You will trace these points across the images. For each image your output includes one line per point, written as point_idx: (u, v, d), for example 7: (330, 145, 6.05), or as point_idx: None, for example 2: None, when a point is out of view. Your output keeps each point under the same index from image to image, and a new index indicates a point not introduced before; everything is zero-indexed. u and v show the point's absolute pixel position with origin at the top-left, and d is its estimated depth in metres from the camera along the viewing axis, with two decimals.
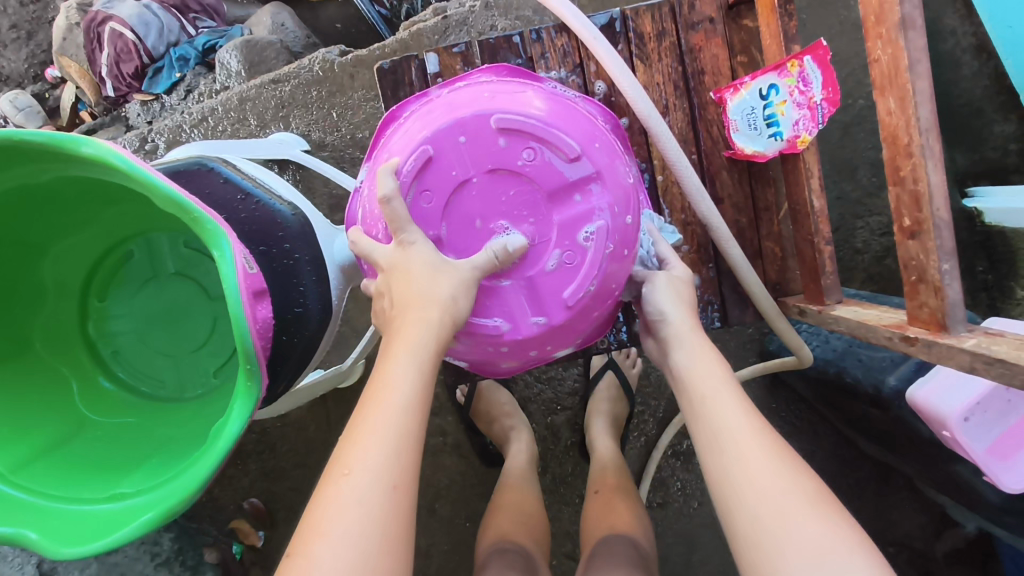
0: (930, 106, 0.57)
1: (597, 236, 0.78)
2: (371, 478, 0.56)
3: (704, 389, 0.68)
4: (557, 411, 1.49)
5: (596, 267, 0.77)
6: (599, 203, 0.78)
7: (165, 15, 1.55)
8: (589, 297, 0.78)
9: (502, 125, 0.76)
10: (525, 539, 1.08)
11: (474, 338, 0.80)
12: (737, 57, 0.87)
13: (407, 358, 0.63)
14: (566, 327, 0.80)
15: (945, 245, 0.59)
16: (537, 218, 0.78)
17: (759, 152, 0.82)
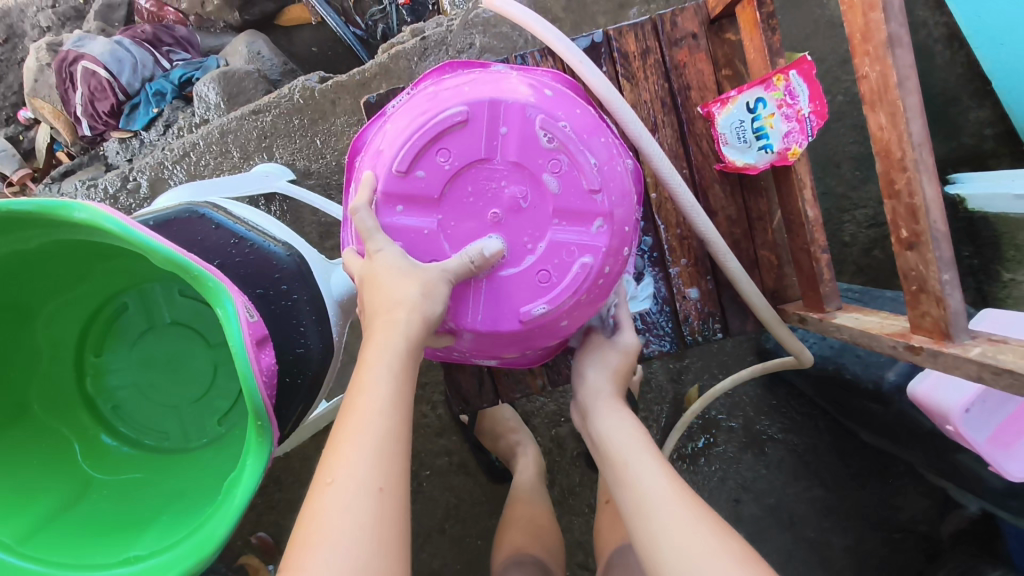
0: (921, 121, 0.57)
1: (554, 132, 0.71)
2: (356, 483, 0.55)
3: (618, 446, 0.75)
4: (561, 422, 1.50)
5: (575, 145, 0.71)
6: (527, 107, 0.71)
7: (139, 50, 1.54)
8: (602, 172, 0.72)
9: (395, 165, 0.72)
10: (539, 549, 1.09)
11: (579, 304, 0.74)
12: (722, 71, 0.86)
13: (380, 359, 0.62)
14: (619, 210, 0.73)
15: (945, 257, 0.59)
16: (509, 174, 0.72)
17: (750, 164, 0.83)
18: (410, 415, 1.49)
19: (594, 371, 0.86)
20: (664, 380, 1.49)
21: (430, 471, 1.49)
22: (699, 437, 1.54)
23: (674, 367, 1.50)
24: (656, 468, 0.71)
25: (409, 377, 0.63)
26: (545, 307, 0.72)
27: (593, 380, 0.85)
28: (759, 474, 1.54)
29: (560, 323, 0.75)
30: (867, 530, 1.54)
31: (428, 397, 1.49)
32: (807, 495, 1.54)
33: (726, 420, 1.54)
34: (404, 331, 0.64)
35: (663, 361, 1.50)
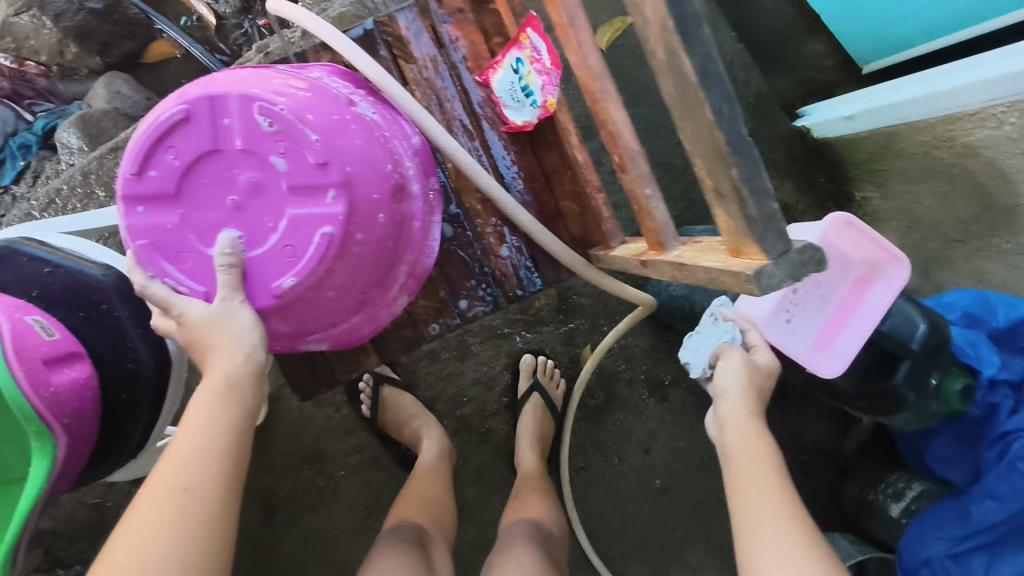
0: (595, 52, 0.63)
1: (272, 115, 0.72)
2: (165, 488, 0.65)
3: (748, 452, 0.85)
4: (464, 403, 1.54)
5: (296, 125, 0.72)
6: (243, 95, 0.72)
7: None
8: (327, 145, 0.72)
9: (129, 170, 0.74)
10: (423, 518, 1.18)
11: (333, 272, 0.74)
12: (494, 39, 0.92)
13: (206, 387, 0.71)
14: (354, 177, 0.73)
15: (644, 172, 0.65)
16: (241, 161, 0.73)
17: (527, 121, 0.88)
18: (316, 419, 1.52)
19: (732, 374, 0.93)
20: (557, 346, 1.55)
21: (346, 471, 1.53)
22: (598, 393, 1.58)
23: (566, 331, 1.55)
24: (776, 483, 0.80)
25: (235, 404, 0.71)
26: (291, 281, 0.73)
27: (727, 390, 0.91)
28: (663, 421, 1.59)
29: (322, 294, 0.75)
30: None
31: (331, 400, 1.53)
32: (713, 434, 1.61)
33: (623, 371, 1.58)
34: (225, 367, 0.72)
35: (554, 328, 1.55)
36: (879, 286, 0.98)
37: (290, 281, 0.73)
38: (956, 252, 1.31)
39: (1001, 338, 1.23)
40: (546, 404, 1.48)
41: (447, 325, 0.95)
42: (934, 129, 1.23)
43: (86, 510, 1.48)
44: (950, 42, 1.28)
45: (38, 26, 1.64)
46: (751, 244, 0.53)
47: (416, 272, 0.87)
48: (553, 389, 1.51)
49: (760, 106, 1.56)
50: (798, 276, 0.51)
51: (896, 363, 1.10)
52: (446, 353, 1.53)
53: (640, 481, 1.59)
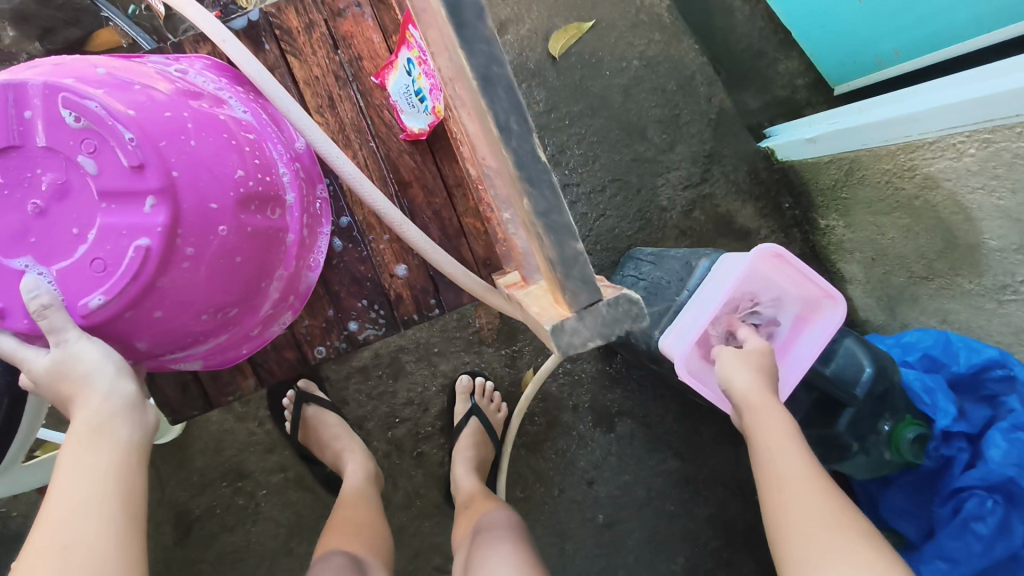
0: (446, 55, 0.54)
1: (78, 108, 0.63)
2: (43, 553, 0.54)
3: (771, 437, 0.77)
4: (396, 424, 1.44)
5: (105, 121, 0.63)
6: (46, 84, 0.63)
7: None
8: (146, 147, 0.64)
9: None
10: (359, 545, 1.04)
11: (158, 291, 0.67)
12: (392, 37, 0.84)
13: (74, 438, 0.62)
14: (179, 184, 0.65)
15: (504, 199, 0.61)
16: (44, 160, 0.65)
17: (422, 128, 0.81)
18: (238, 434, 1.42)
19: (740, 373, 0.84)
20: (498, 368, 1.45)
21: (267, 490, 1.43)
22: (540, 419, 1.49)
23: (509, 352, 1.46)
24: (814, 476, 0.72)
25: (108, 443, 0.63)
26: (100, 300, 0.64)
27: (743, 381, 0.82)
28: (609, 452, 1.49)
29: (149, 315, 0.68)
30: (729, 498, 1.52)
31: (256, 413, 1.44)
32: (663, 468, 1.51)
33: (568, 399, 1.49)
34: (91, 407, 0.64)
35: (497, 349, 1.46)
36: (816, 324, 0.91)
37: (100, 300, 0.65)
38: (920, 289, 1.21)
39: (961, 386, 1.13)
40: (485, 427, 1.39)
41: (332, 349, 0.91)
42: (895, 157, 1.14)
43: None
44: (927, 62, 1.18)
45: None
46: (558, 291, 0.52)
47: (284, 291, 0.84)
48: (494, 413, 1.42)
49: (725, 124, 1.48)
50: (607, 334, 0.50)
51: (839, 410, 1.01)
52: (378, 370, 1.43)
53: (582, 514, 1.49)
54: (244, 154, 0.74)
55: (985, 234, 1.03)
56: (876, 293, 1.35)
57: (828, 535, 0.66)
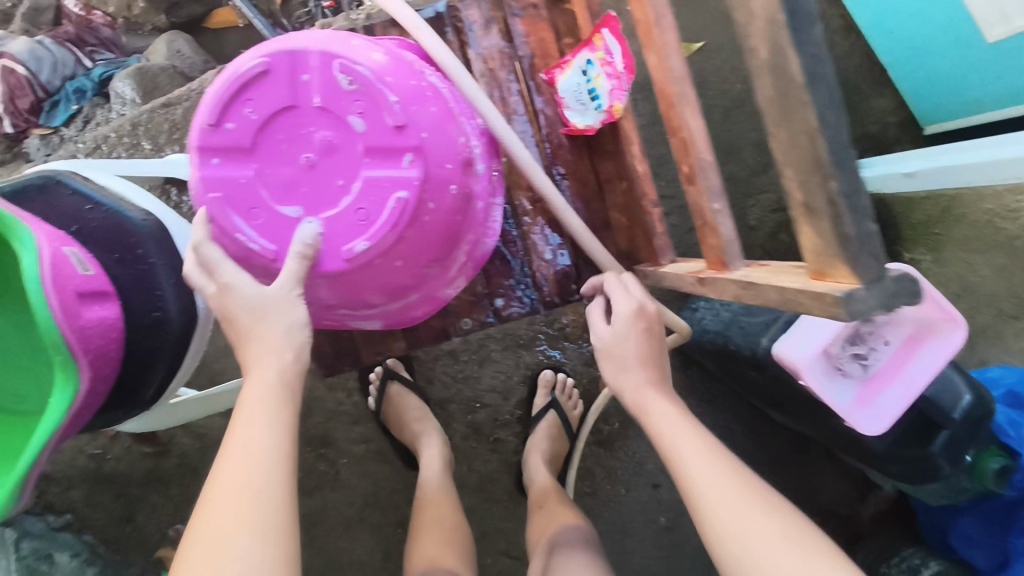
0: (679, 57, 0.60)
1: (352, 74, 0.75)
2: (241, 444, 0.65)
3: (676, 445, 0.76)
4: (477, 408, 1.50)
5: (373, 84, 0.75)
6: (324, 53, 0.75)
7: (59, 50, 1.58)
8: (406, 111, 0.75)
9: (205, 121, 0.77)
10: (453, 560, 1.09)
11: (403, 239, 0.77)
12: (565, 39, 0.90)
13: (261, 347, 0.71)
14: (430, 143, 0.76)
15: (713, 186, 0.62)
16: (317, 120, 0.77)
17: (589, 125, 0.86)
18: (326, 401, 1.49)
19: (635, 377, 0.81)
20: (578, 366, 1.51)
21: (348, 460, 1.50)
22: (614, 419, 1.53)
23: (588, 352, 1.52)
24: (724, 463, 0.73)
25: (287, 358, 0.72)
26: (365, 244, 0.75)
27: (639, 385, 0.81)
28: None
29: (393, 261, 0.79)
30: None
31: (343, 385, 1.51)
32: None
33: None
34: (272, 323, 0.72)
35: (578, 347, 1.52)
36: (934, 344, 0.94)
37: (361, 245, 0.76)
38: (1006, 328, 1.27)
39: None
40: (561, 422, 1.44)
41: (479, 321, 0.98)
42: (1000, 197, 1.20)
43: (87, 459, 1.50)
44: None
45: None
46: (842, 266, 0.51)
47: (477, 254, 0.87)
48: (571, 408, 1.47)
49: None
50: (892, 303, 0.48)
51: (935, 431, 1.04)
52: (466, 354, 1.50)
53: (644, 516, 1.53)
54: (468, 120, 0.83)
55: None
56: None
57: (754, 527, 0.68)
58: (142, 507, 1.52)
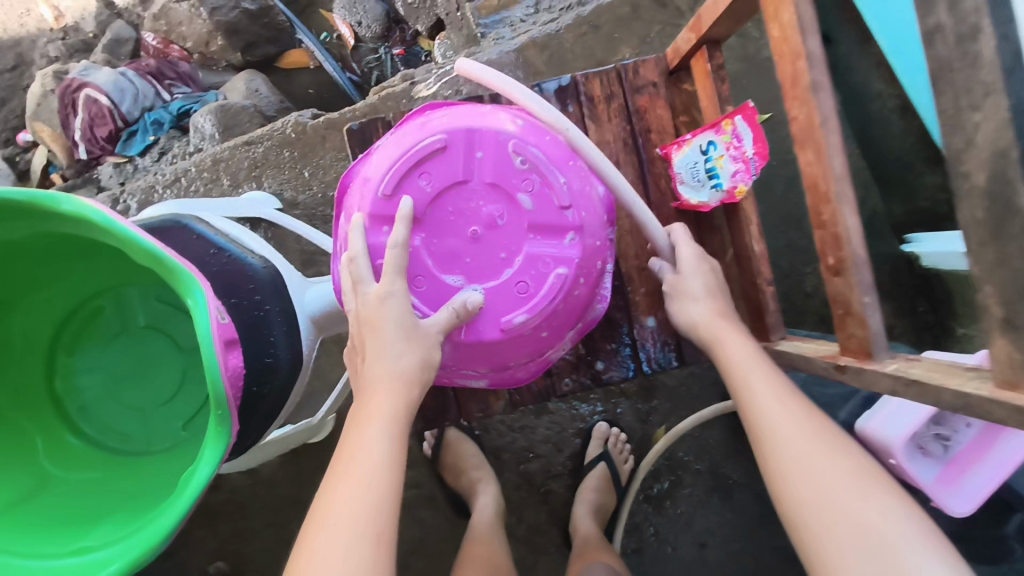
0: (841, 158, 0.64)
1: (526, 153, 0.79)
2: (352, 484, 0.64)
3: (769, 429, 0.70)
4: (530, 458, 1.50)
5: (546, 164, 0.79)
6: (500, 133, 0.80)
7: (141, 82, 1.63)
8: (573, 191, 0.80)
9: (382, 189, 0.81)
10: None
11: (555, 312, 0.82)
12: (680, 117, 0.95)
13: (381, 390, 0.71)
14: (590, 222, 0.81)
15: (865, 281, 0.64)
16: (487, 195, 0.81)
17: (704, 202, 0.89)
18: None
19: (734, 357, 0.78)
20: (632, 421, 1.51)
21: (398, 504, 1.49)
22: (665, 478, 1.54)
23: (643, 408, 1.52)
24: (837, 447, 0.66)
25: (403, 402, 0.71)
26: (526, 316, 0.80)
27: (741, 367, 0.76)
28: (725, 519, 1.53)
29: (539, 332, 0.83)
30: None
31: None
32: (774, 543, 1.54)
33: (692, 462, 1.54)
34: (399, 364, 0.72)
35: (632, 402, 1.52)
36: (1014, 428, 0.97)
37: (519, 316, 0.81)
38: None
39: None
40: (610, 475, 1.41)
41: (578, 381, 1.03)
42: None
43: None
44: None
45: (194, 14, 1.72)
46: None
47: (585, 324, 0.89)
48: (622, 463, 1.44)
49: None
50: None
51: (1010, 515, 1.07)
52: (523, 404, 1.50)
53: None
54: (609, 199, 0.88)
55: None
56: None
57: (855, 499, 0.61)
58: (185, 542, 1.49)
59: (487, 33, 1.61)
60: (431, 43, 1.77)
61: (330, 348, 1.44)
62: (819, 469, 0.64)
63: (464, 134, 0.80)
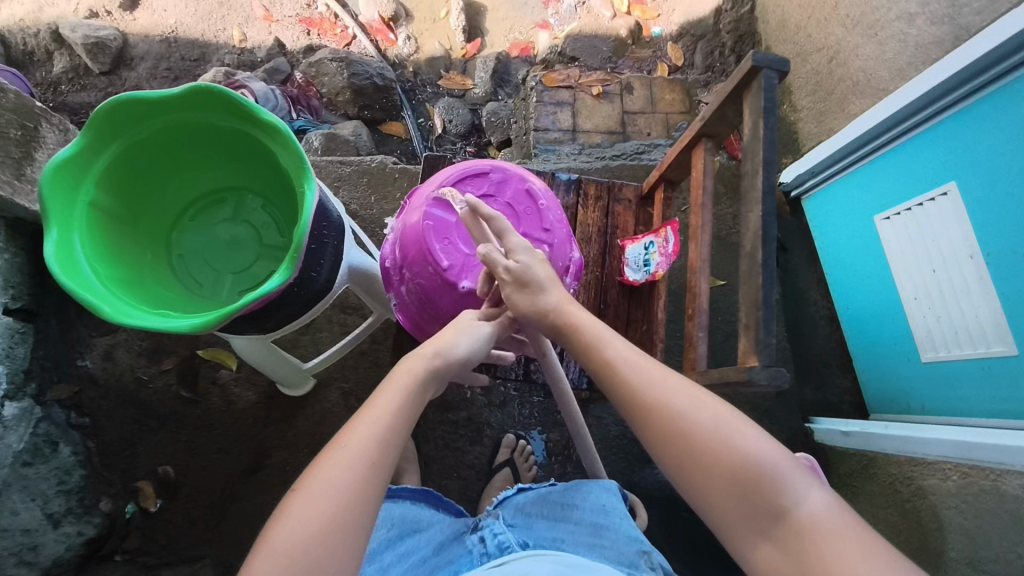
0: (708, 248, 1.05)
1: (532, 191, 1.16)
2: (370, 426, 0.83)
3: (645, 393, 0.86)
4: (453, 476, 1.76)
5: (546, 203, 1.15)
6: (522, 177, 1.16)
7: (281, 100, 2.20)
8: (556, 222, 1.15)
9: (442, 180, 1.12)
10: None
11: None
12: (640, 228, 1.39)
13: (409, 367, 0.92)
14: (560, 244, 1.14)
15: (702, 322, 1.03)
16: (502, 207, 1.14)
17: (637, 279, 1.29)
18: (339, 418, 1.76)
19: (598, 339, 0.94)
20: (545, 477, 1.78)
21: None
22: None
23: (557, 470, 1.79)
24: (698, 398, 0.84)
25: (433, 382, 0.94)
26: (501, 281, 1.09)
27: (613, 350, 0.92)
28: None
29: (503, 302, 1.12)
30: None
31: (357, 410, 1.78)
32: None
33: None
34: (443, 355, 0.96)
35: (551, 461, 1.80)
36: None
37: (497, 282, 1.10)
38: None
39: None
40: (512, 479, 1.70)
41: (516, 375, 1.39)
42: (902, 466, 1.57)
43: (131, 380, 1.73)
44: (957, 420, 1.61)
45: (338, 72, 2.30)
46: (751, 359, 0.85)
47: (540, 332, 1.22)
48: (525, 469, 1.72)
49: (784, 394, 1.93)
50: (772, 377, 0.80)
51: None
52: (464, 430, 1.79)
53: None
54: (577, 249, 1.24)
55: (950, 545, 1.38)
56: None
57: (727, 428, 0.80)
58: (148, 440, 1.73)
59: (540, 154, 2.13)
60: (498, 152, 2.37)
61: (332, 325, 1.74)
62: (700, 411, 0.82)
63: (500, 169, 1.16)
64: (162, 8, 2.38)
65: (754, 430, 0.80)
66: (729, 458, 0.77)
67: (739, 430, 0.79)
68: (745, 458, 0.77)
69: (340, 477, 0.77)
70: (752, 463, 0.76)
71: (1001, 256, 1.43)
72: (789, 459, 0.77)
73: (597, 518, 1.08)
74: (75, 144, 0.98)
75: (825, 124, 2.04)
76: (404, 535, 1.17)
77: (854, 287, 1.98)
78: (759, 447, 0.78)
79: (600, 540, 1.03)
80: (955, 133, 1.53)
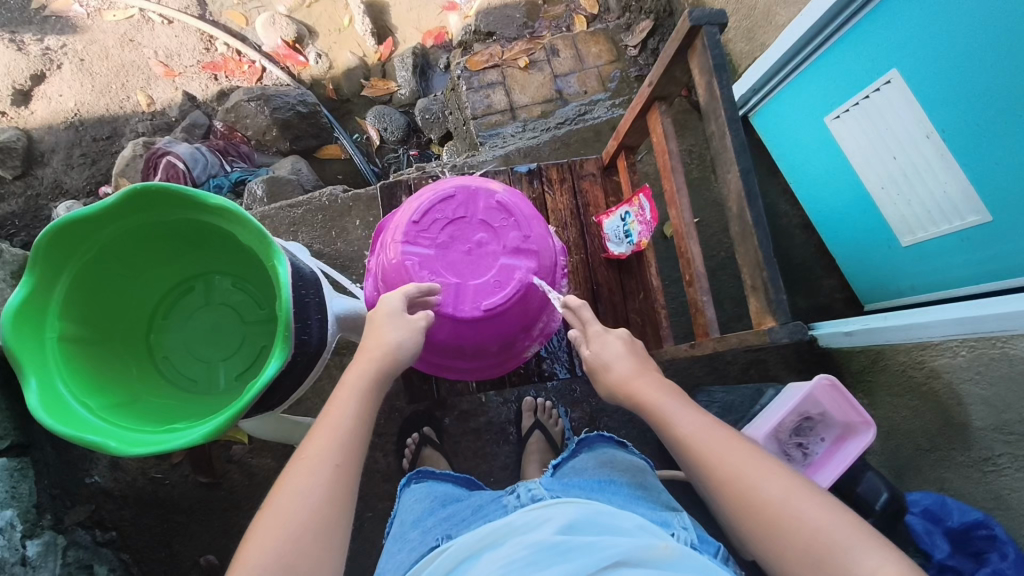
0: (688, 212, 1.04)
1: (500, 200, 1.15)
2: (326, 453, 0.85)
3: (716, 455, 0.87)
4: (490, 481, 1.76)
5: (518, 209, 1.15)
6: (486, 188, 1.15)
7: (210, 156, 2.09)
8: (532, 225, 1.15)
9: (409, 216, 1.11)
10: None
11: (517, 304, 1.13)
12: (611, 199, 1.38)
13: (352, 389, 0.93)
14: (542, 245, 1.15)
15: (703, 286, 1.03)
16: (477, 227, 1.13)
17: (622, 253, 1.28)
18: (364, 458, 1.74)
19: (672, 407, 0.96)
20: None
21: (372, 514, 1.72)
22: None
23: None
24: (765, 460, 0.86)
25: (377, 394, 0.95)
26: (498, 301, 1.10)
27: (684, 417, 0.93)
28: None
29: (505, 318, 1.13)
30: None
31: (381, 446, 1.76)
32: None
33: None
34: (380, 365, 0.96)
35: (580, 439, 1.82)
36: (849, 444, 1.31)
37: (493, 302, 1.10)
38: (926, 460, 1.58)
39: (953, 540, 1.31)
40: (546, 440, 1.69)
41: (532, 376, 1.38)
42: (911, 352, 1.60)
43: (145, 481, 1.69)
44: (953, 292, 1.64)
45: (259, 111, 2.19)
46: (767, 317, 0.86)
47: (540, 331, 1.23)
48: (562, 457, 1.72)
49: None
50: (795, 332, 0.80)
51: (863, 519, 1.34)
52: (488, 433, 1.79)
53: None
54: (557, 241, 1.24)
55: (973, 416, 1.43)
56: (890, 463, 1.71)
57: (795, 490, 0.81)
58: (181, 534, 1.70)
59: (485, 142, 2.08)
60: (440, 148, 2.32)
61: (331, 372, 1.71)
62: (766, 475, 0.84)
63: (462, 187, 1.14)
64: (58, 94, 2.26)
65: (818, 497, 0.81)
66: (796, 521, 0.78)
67: (807, 500, 0.80)
68: (814, 530, 0.77)
69: (303, 502, 0.81)
70: (818, 525, 0.77)
71: (956, 128, 1.44)
72: (854, 524, 0.77)
73: (635, 484, 1.09)
74: (24, 284, 0.92)
75: (756, 41, 2.03)
76: (446, 504, 1.14)
77: (818, 191, 2.01)
78: (825, 511, 0.79)
79: (641, 508, 0.98)
80: (886, 17, 1.53)
